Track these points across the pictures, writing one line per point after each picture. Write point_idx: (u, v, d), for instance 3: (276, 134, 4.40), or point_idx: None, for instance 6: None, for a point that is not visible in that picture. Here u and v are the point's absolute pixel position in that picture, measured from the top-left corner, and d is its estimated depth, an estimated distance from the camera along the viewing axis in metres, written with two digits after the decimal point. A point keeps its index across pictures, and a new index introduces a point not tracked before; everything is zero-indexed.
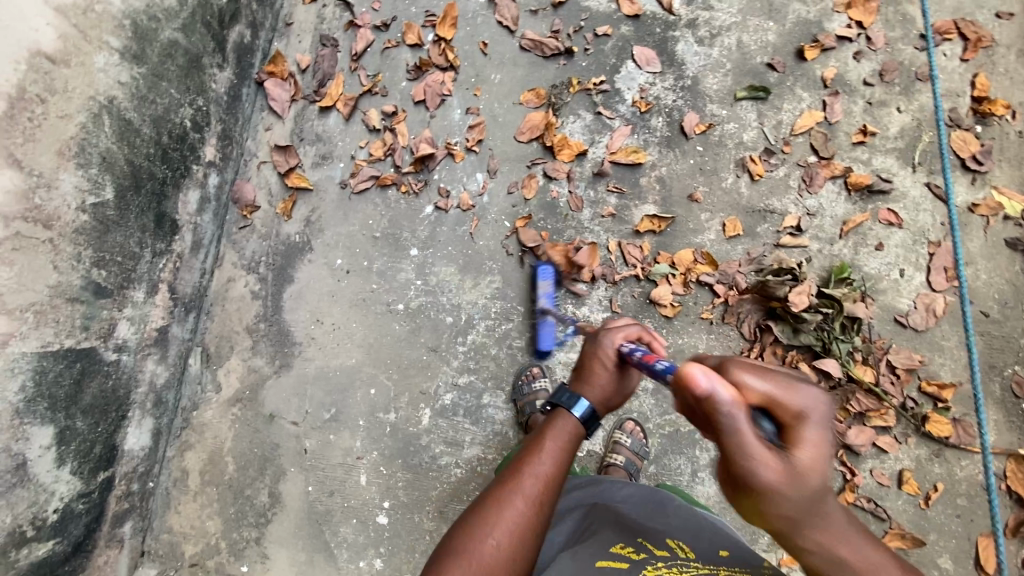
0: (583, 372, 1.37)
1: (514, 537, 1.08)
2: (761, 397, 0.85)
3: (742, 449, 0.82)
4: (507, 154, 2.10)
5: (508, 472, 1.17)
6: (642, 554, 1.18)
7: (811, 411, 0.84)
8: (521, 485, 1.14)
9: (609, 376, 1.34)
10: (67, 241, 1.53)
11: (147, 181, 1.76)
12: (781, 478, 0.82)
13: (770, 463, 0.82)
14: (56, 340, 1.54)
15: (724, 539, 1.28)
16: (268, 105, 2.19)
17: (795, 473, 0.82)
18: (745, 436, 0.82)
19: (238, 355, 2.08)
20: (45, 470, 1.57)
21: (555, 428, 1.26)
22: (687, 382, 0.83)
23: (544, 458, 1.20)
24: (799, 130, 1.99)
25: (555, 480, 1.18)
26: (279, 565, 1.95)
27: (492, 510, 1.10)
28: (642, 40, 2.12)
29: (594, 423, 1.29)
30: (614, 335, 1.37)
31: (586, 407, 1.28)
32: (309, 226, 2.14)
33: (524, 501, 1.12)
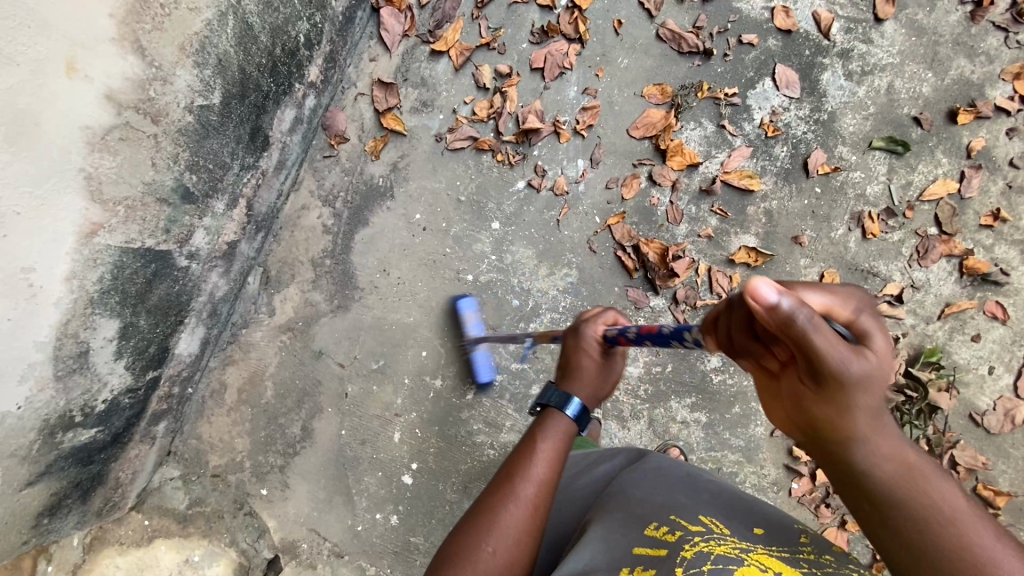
0: (567, 367, 1.27)
1: (513, 545, 1.02)
2: (821, 307, 0.78)
3: (832, 341, 0.70)
4: (614, 146, 1.99)
5: (500, 478, 1.10)
6: (678, 533, 0.99)
7: (866, 311, 0.78)
8: (514, 491, 1.07)
9: (597, 366, 1.25)
10: (169, 139, 1.46)
11: (252, 92, 1.68)
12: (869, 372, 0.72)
13: (860, 358, 0.71)
14: (139, 239, 1.50)
15: (756, 511, 1.11)
16: (379, 34, 2.07)
17: (878, 369, 0.72)
18: (830, 335, 0.70)
19: (298, 284, 2.04)
20: (104, 362, 1.56)
21: (545, 432, 1.17)
22: (752, 293, 0.70)
23: (538, 461, 1.12)
24: (927, 197, 1.87)
25: (552, 479, 1.11)
26: (299, 497, 1.98)
27: (485, 520, 1.04)
28: (787, 59, 1.96)
29: (588, 418, 1.20)
30: (594, 323, 1.28)
31: (580, 404, 1.19)
32: (395, 171, 2.06)
33: (518, 509, 1.05)
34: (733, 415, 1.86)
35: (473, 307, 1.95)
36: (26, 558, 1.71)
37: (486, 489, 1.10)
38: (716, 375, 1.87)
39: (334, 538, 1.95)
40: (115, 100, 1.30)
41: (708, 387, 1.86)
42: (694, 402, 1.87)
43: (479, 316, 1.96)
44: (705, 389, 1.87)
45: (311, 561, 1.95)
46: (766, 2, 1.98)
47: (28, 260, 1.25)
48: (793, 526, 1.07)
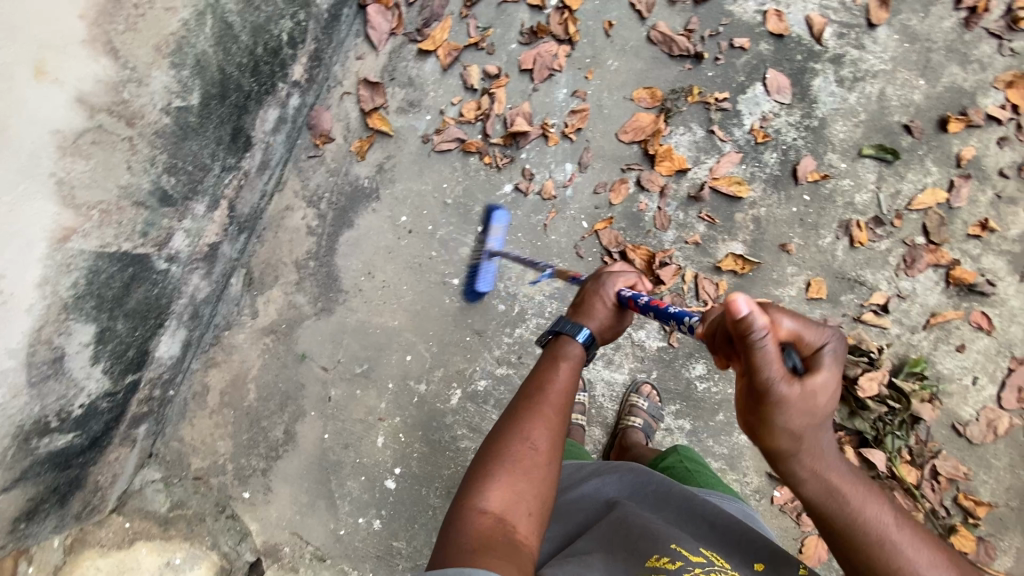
0: (580, 306, 1.38)
1: (544, 447, 1.10)
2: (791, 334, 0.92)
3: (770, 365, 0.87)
4: (603, 150, 1.97)
5: (526, 393, 1.19)
6: (678, 563, 1.06)
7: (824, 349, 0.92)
8: (540, 401, 1.16)
9: (610, 314, 1.35)
10: (145, 141, 1.43)
11: (232, 92, 1.64)
12: (796, 395, 0.88)
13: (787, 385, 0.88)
14: (115, 242, 1.47)
15: (753, 540, 1.19)
16: (366, 32, 2.03)
17: (800, 397, 0.88)
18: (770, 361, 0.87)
19: (281, 287, 2.02)
20: (80, 367, 1.54)
21: (565, 352, 1.27)
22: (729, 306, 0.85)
23: (560, 376, 1.22)
24: (916, 206, 1.86)
25: (572, 387, 1.22)
26: (281, 501, 1.97)
27: (517, 428, 1.11)
28: (779, 64, 1.94)
29: (594, 350, 1.31)
30: (614, 278, 1.39)
31: (588, 335, 1.29)
32: (380, 173, 2.03)
33: (547, 411, 1.15)
34: (717, 423, 1.85)
35: (504, 220, 1.97)
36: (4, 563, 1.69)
37: (512, 403, 1.18)
38: (701, 383, 1.87)
39: (316, 542, 1.94)
40: (88, 103, 1.27)
41: (693, 395, 1.86)
42: (677, 409, 1.87)
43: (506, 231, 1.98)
44: (690, 396, 1.87)
45: (293, 565, 1.94)
46: (759, 6, 1.96)
47: None
48: (789, 557, 1.16)
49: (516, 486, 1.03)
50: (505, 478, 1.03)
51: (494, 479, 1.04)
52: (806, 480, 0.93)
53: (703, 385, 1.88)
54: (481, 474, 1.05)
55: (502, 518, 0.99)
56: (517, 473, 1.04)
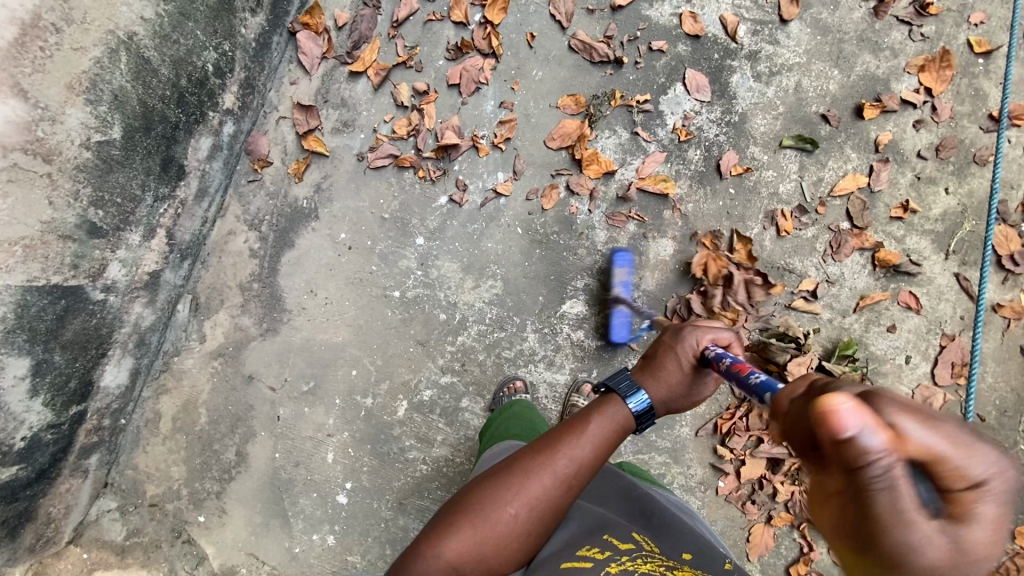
0: (652, 362, 1.21)
1: (526, 520, 1.05)
2: (925, 453, 0.55)
3: (893, 507, 0.54)
4: (533, 157, 2.01)
5: (535, 450, 1.11)
6: (606, 552, 1.05)
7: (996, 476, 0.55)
8: (546, 465, 1.08)
9: (682, 376, 1.17)
10: (67, 177, 1.48)
11: (158, 124, 1.70)
12: (947, 566, 0.53)
13: (932, 548, 0.53)
14: (43, 276, 1.51)
15: (684, 536, 1.19)
16: (297, 58, 2.09)
17: (958, 564, 0.53)
18: (892, 495, 0.54)
19: (227, 310, 2.05)
20: (17, 400, 1.57)
21: (604, 415, 1.14)
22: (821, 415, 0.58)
23: (582, 441, 1.11)
24: (838, 193, 1.90)
25: (591, 465, 1.10)
26: (235, 523, 1.98)
27: (503, 487, 1.07)
28: (696, 63, 2.00)
29: (644, 421, 1.15)
30: (700, 334, 1.19)
31: (646, 401, 1.15)
32: (319, 193, 2.08)
33: (549, 483, 1.07)
34: (658, 417, 1.87)
35: (627, 263, 1.92)
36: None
37: (518, 456, 1.13)
38: None
39: (272, 561, 1.96)
40: (1, 143, 1.32)
41: None
42: None
43: (630, 273, 1.93)
44: None
45: None
46: (674, 9, 2.02)
47: None
48: (718, 552, 1.16)
49: (482, 549, 1.03)
50: (476, 536, 1.03)
51: (464, 527, 1.04)
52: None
53: None
54: (450, 519, 1.07)
55: (455, 569, 1.01)
56: (486, 538, 1.03)
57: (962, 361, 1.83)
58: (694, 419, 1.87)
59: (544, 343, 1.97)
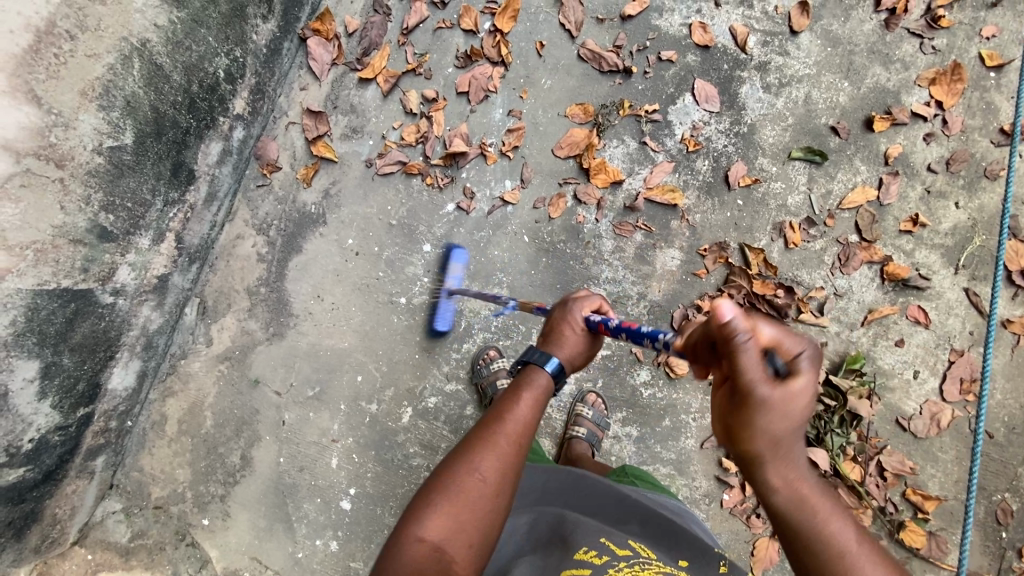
0: (549, 335, 1.29)
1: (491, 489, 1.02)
2: (770, 340, 0.86)
3: (752, 365, 0.83)
4: (540, 166, 2.01)
5: (485, 419, 1.09)
6: (604, 559, 1.09)
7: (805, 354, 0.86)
8: (495, 434, 1.07)
9: (580, 339, 1.27)
10: (78, 182, 1.49)
11: (169, 129, 1.71)
12: (776, 399, 0.83)
13: (768, 386, 0.83)
14: (53, 280, 1.52)
15: (679, 542, 1.24)
16: (307, 64, 2.10)
17: (788, 399, 0.82)
18: (751, 353, 0.83)
19: (234, 314, 2.06)
20: (26, 402, 1.58)
21: (531, 382, 1.17)
22: (714, 310, 0.87)
23: (522, 402, 1.12)
24: (847, 206, 1.89)
25: (535, 420, 1.13)
26: (239, 527, 1.99)
27: (460, 467, 1.03)
28: (706, 74, 2.00)
29: (564, 379, 1.21)
30: (581, 303, 1.32)
31: (558, 362, 1.19)
32: (327, 198, 2.08)
33: (505, 442, 1.06)
34: (664, 428, 1.86)
35: (463, 259, 2.02)
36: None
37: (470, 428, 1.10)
38: (646, 389, 1.88)
39: (275, 566, 1.96)
40: (13, 149, 1.33)
41: (638, 401, 1.88)
42: (624, 416, 1.88)
43: (465, 269, 2.02)
44: (636, 403, 1.88)
45: None
46: (684, 19, 2.02)
47: None
48: (711, 554, 1.22)
49: (460, 522, 0.98)
50: (451, 510, 0.98)
51: (435, 508, 0.99)
52: (778, 491, 0.85)
53: (648, 391, 1.88)
54: (418, 502, 1.01)
55: (440, 551, 0.95)
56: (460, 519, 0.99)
57: (971, 377, 1.82)
58: (699, 430, 1.86)
59: None
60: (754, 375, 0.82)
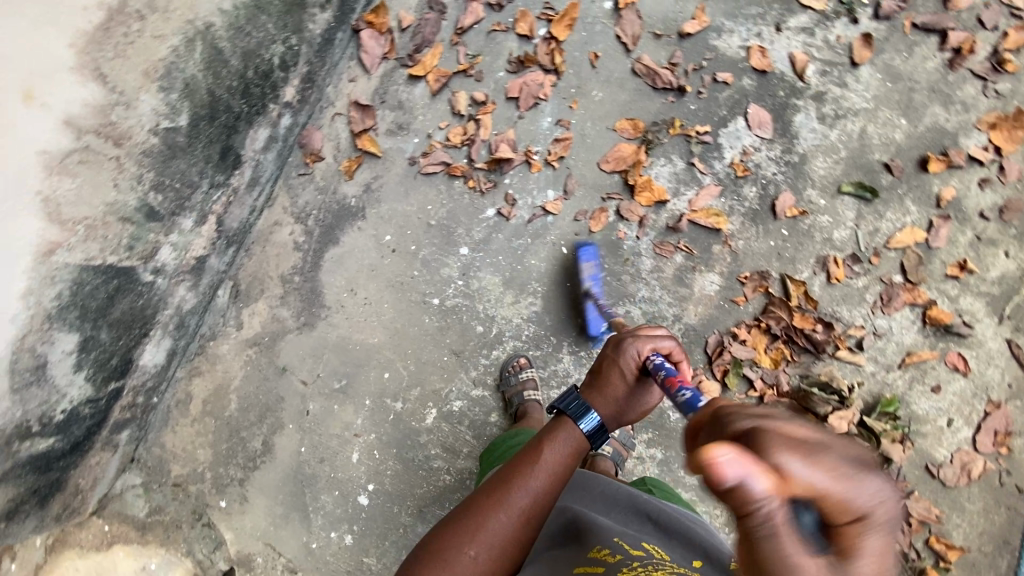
0: (599, 377, 1.32)
1: (494, 553, 1.15)
2: (809, 496, 0.58)
3: (786, 568, 0.57)
4: (585, 178, 1.99)
5: (495, 489, 1.20)
6: (617, 557, 1.05)
7: (878, 511, 0.58)
8: (509, 500, 1.18)
9: (626, 387, 1.30)
10: (133, 161, 1.49)
11: (222, 113, 1.71)
12: None
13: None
14: (100, 256, 1.53)
15: (693, 540, 1.18)
16: (358, 56, 2.10)
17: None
18: (786, 551, 0.57)
19: (266, 300, 2.07)
20: (62, 374, 1.59)
21: (563, 438, 1.25)
22: (708, 469, 0.55)
23: (539, 472, 1.22)
24: (894, 245, 1.87)
25: (550, 495, 1.21)
26: (257, 512, 2.01)
27: (471, 525, 1.16)
28: (761, 99, 1.97)
29: (599, 438, 1.28)
30: (641, 344, 1.31)
31: (597, 420, 1.27)
32: (367, 193, 2.08)
33: (508, 517, 1.17)
34: None
35: (592, 257, 1.92)
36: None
37: (479, 494, 1.21)
38: (674, 413, 1.88)
39: (288, 554, 1.97)
40: (76, 125, 1.33)
41: (665, 424, 1.87)
42: (650, 438, 1.87)
43: (597, 267, 1.93)
44: (662, 425, 1.88)
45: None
46: (743, 42, 1.99)
47: None
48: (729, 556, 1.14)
49: None
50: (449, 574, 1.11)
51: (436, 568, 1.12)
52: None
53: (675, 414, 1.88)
54: (425, 555, 1.14)
55: None
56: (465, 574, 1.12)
57: (1005, 430, 1.79)
58: None
59: (578, 366, 1.96)
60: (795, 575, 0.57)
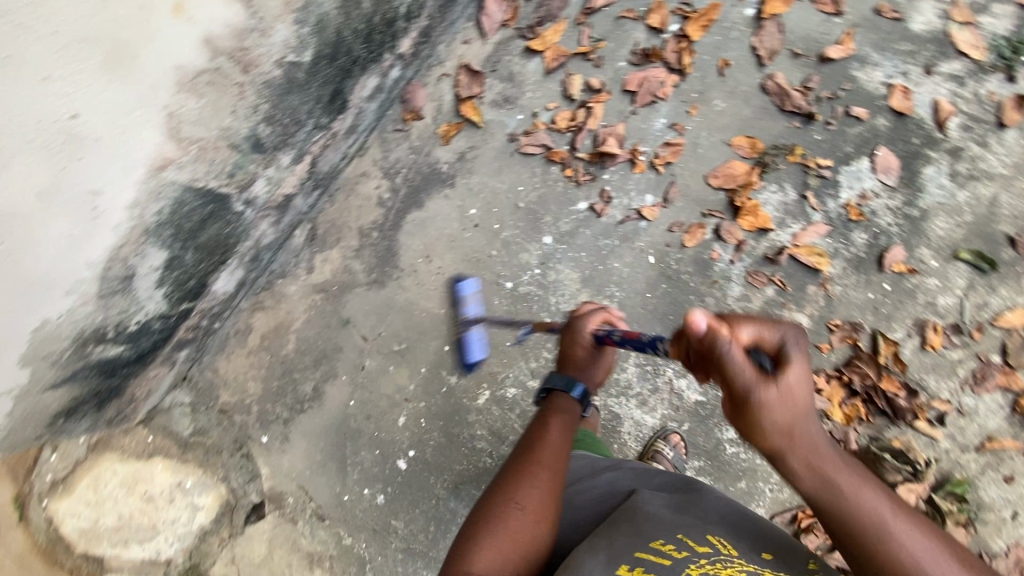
0: (564, 357, 1.38)
1: (538, 508, 1.06)
2: (752, 338, 1.02)
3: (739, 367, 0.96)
4: (688, 190, 1.92)
5: (518, 456, 1.16)
6: (683, 552, 1.07)
7: (790, 343, 1.00)
8: (539, 456, 1.15)
9: (591, 357, 1.37)
10: (254, 89, 1.45)
11: (342, 56, 1.66)
12: (774, 401, 0.95)
13: (766, 386, 0.95)
14: (204, 179, 1.50)
15: (763, 534, 1.20)
16: (478, 18, 2.03)
17: (785, 394, 0.95)
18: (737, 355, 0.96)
19: (341, 249, 2.04)
20: (145, 287, 1.59)
21: (562, 408, 1.27)
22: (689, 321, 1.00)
23: (553, 430, 1.22)
24: (1000, 323, 1.79)
25: (566, 447, 1.20)
26: (296, 454, 2.02)
27: (509, 489, 1.09)
28: (892, 142, 1.87)
29: (588, 401, 1.32)
30: (586, 318, 1.40)
31: (582, 388, 1.31)
32: (461, 161, 2.02)
33: (541, 473, 1.12)
34: (738, 489, 1.82)
35: (473, 289, 1.96)
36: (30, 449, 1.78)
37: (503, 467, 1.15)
38: (731, 447, 1.86)
39: (319, 500, 1.99)
40: (213, 45, 1.29)
41: (720, 456, 1.85)
42: (700, 466, 1.84)
43: (478, 300, 1.97)
44: (715, 456, 1.85)
45: (292, 516, 1.99)
46: (887, 78, 1.90)
47: (97, 184, 1.25)
48: (801, 552, 1.16)
49: (509, 551, 1.00)
50: (500, 541, 1.00)
51: (485, 541, 1.00)
52: (803, 477, 0.96)
53: (732, 449, 1.86)
54: (468, 536, 1.03)
55: None
56: (518, 539, 1.01)
57: None
58: (773, 502, 1.82)
59: (642, 380, 1.89)
60: (750, 378, 0.95)
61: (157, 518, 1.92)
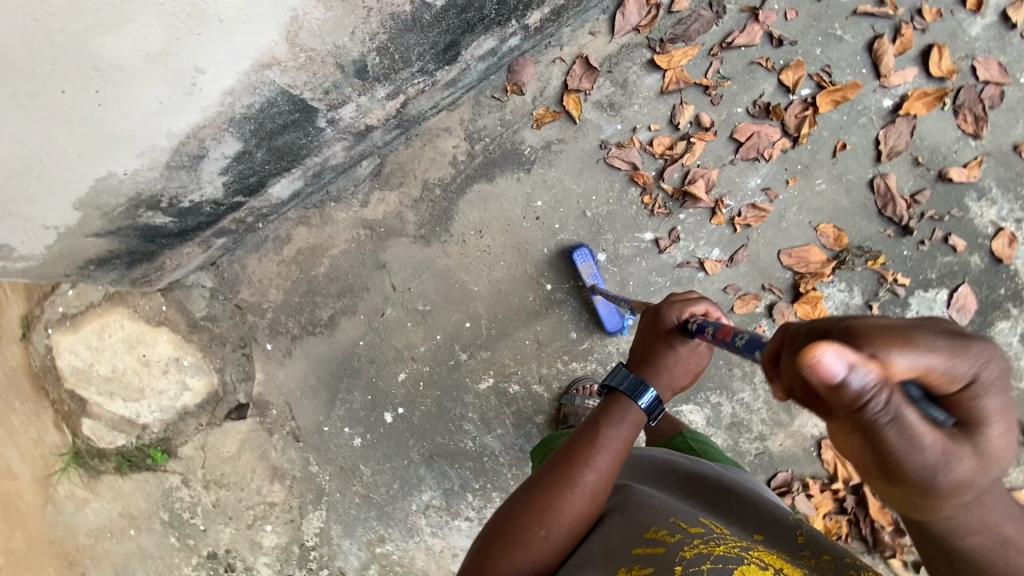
0: (645, 353, 1.20)
1: (565, 535, 1.05)
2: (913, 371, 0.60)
3: (924, 460, 0.59)
4: (757, 258, 1.87)
5: (558, 469, 1.10)
6: (677, 534, 0.99)
7: (971, 372, 0.62)
8: (578, 479, 1.08)
9: (675, 353, 1.17)
10: (379, 18, 1.41)
11: (473, 11, 1.60)
12: (951, 466, 0.60)
13: (959, 462, 0.61)
14: (300, 89, 1.48)
15: (755, 511, 1.13)
16: (613, 13, 1.93)
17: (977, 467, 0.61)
18: (921, 438, 0.58)
19: (400, 194, 2.01)
20: (210, 172, 1.57)
21: (619, 417, 1.15)
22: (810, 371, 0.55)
23: (601, 447, 1.12)
24: None
25: (613, 467, 1.12)
26: (294, 371, 2.03)
27: (541, 506, 1.06)
28: (977, 284, 1.81)
29: (659, 410, 1.17)
30: (678, 307, 1.17)
31: (654, 396, 1.16)
32: (545, 150, 1.97)
33: (577, 497, 1.07)
34: None
35: (585, 258, 1.90)
36: (48, 280, 1.83)
37: (544, 476, 1.11)
38: None
39: (300, 422, 2.02)
40: None
41: None
42: None
43: (595, 266, 1.92)
44: None
45: (270, 427, 2.01)
46: (999, 218, 1.82)
47: (204, 63, 1.24)
48: (789, 522, 1.10)
49: (529, 569, 1.03)
50: (522, 560, 1.02)
51: (507, 555, 1.03)
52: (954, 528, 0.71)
53: None
54: (494, 541, 1.05)
55: None
56: (539, 561, 1.03)
57: None
58: None
59: None
60: (919, 447, 0.58)
61: (147, 384, 1.95)
